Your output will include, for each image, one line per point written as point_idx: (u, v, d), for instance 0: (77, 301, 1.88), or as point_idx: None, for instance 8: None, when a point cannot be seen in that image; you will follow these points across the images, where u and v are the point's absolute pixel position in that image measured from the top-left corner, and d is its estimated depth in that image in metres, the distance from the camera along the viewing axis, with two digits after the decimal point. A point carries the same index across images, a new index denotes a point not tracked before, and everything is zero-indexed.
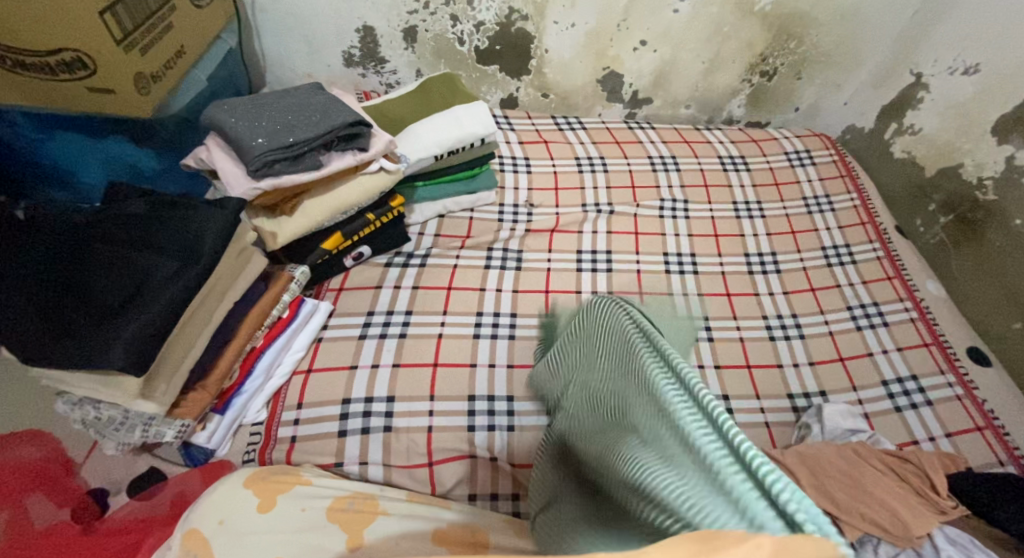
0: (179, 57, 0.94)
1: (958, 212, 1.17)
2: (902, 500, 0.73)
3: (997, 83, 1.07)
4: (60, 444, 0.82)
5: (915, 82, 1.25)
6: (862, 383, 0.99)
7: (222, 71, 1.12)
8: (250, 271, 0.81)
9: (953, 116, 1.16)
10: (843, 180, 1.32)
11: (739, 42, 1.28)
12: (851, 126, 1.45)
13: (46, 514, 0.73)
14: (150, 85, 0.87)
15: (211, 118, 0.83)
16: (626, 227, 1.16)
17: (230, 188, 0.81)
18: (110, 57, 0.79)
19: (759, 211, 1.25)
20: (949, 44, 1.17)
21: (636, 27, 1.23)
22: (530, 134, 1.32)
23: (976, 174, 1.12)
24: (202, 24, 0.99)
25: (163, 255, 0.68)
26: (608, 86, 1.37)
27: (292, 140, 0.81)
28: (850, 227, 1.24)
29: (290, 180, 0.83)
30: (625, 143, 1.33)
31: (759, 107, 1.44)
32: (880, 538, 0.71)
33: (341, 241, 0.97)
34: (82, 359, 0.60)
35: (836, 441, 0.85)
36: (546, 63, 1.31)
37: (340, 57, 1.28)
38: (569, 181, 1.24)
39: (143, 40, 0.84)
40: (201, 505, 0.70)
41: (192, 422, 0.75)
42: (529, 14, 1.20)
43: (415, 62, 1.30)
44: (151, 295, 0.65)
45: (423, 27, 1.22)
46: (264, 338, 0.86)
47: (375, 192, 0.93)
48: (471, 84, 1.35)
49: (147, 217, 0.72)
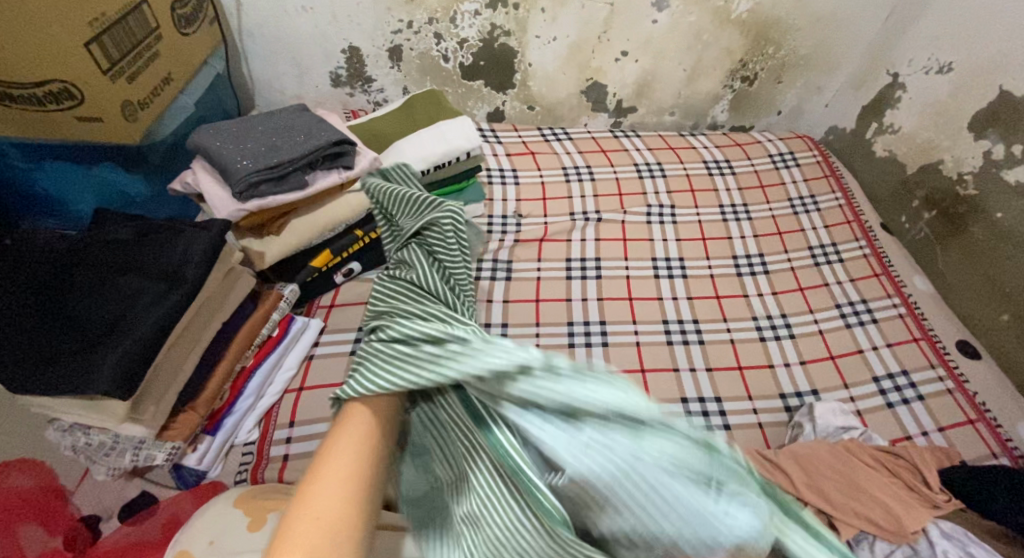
0: (166, 84, 0.96)
1: (941, 207, 1.18)
2: (889, 493, 0.80)
3: (971, 80, 1.10)
4: (52, 472, 0.82)
5: (893, 83, 1.28)
6: (854, 381, 1.01)
7: (210, 96, 1.14)
8: (239, 291, 0.82)
9: (932, 114, 1.18)
10: (827, 180, 1.34)
11: (718, 50, 1.30)
12: (833, 127, 1.47)
13: (39, 542, 0.72)
14: (137, 112, 0.89)
15: (196, 143, 0.84)
16: (614, 234, 1.18)
17: (217, 211, 0.82)
18: (97, 87, 0.80)
19: (745, 213, 1.27)
20: (923, 45, 1.19)
21: (617, 38, 1.25)
22: (516, 146, 1.34)
23: (955, 170, 1.14)
24: (189, 51, 1.01)
25: (150, 279, 0.69)
26: (592, 97, 1.39)
27: (277, 161, 0.83)
28: (835, 226, 1.25)
29: (276, 201, 0.84)
30: (611, 152, 1.35)
31: (742, 112, 1.46)
32: (875, 535, 0.78)
33: (331, 257, 0.98)
34: (71, 385, 0.60)
35: (829, 439, 0.89)
36: (530, 77, 1.32)
37: (328, 77, 1.30)
38: (557, 191, 1.25)
39: (130, 69, 0.86)
40: (191, 527, 0.69)
41: (182, 445, 0.75)
42: (511, 30, 1.22)
43: (402, 80, 1.32)
44: (137, 317, 0.65)
45: (408, 46, 1.24)
46: (254, 358, 0.87)
47: (361, 209, 0.94)
48: (457, 99, 1.37)
49: (134, 242, 0.73)
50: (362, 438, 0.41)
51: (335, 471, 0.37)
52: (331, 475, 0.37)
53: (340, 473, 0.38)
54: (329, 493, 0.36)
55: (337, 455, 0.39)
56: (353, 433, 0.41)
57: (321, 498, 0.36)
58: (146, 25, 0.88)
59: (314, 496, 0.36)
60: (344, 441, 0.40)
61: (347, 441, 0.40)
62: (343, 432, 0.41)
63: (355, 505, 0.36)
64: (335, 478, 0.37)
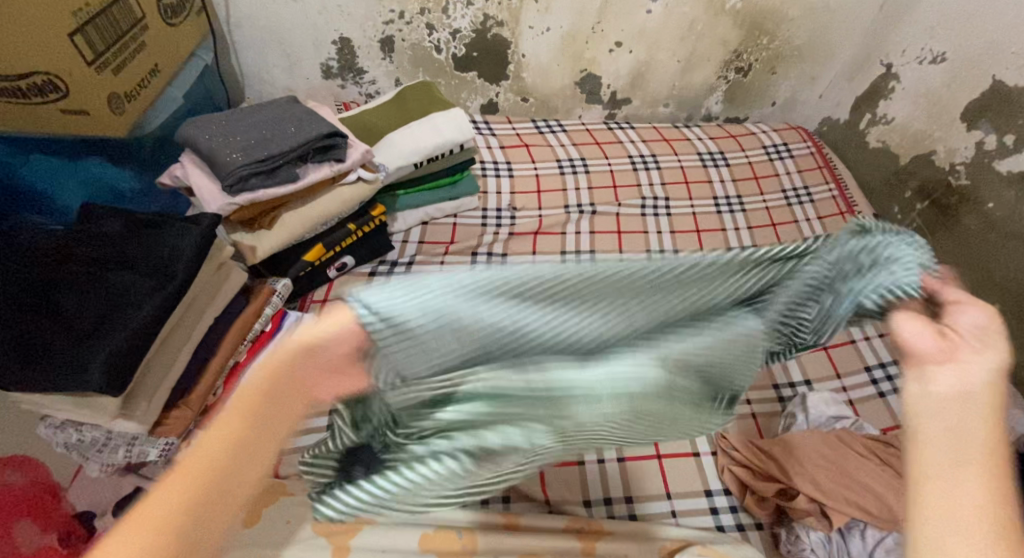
0: (153, 76, 0.94)
1: (932, 198, 1.19)
2: (882, 481, 0.81)
3: (964, 69, 1.10)
4: (46, 469, 0.82)
5: (886, 73, 1.27)
6: (846, 371, 1.02)
7: (199, 88, 1.12)
8: (232, 285, 0.82)
9: (925, 104, 1.19)
10: (821, 171, 1.34)
11: (713, 40, 1.30)
12: (827, 118, 1.47)
13: (32, 540, 0.72)
14: (124, 104, 0.88)
15: (186, 136, 0.83)
16: (609, 227, 1.18)
17: (207, 205, 0.81)
18: (81, 78, 0.79)
19: (739, 205, 1.27)
20: (916, 35, 1.19)
21: (611, 28, 1.25)
22: (510, 138, 1.33)
23: (948, 161, 1.15)
24: (176, 41, 1.00)
25: (139, 273, 0.69)
26: (587, 89, 1.38)
27: (267, 154, 0.82)
28: (828, 216, 1.25)
29: (267, 194, 0.83)
30: (605, 144, 1.34)
31: (736, 103, 1.46)
32: (867, 522, 0.79)
33: (323, 251, 0.98)
34: (61, 382, 0.60)
35: (821, 428, 0.90)
36: (523, 68, 1.31)
37: (319, 69, 1.29)
38: (551, 183, 1.25)
39: (116, 59, 0.84)
40: None
41: (176, 440, 0.76)
42: (504, 20, 1.21)
43: (394, 71, 1.31)
44: (127, 312, 0.65)
45: (399, 37, 1.23)
46: (247, 353, 0.86)
47: (353, 202, 0.94)
48: (450, 91, 1.36)
49: (122, 235, 0.72)
50: (248, 417, 0.38)
51: (189, 464, 0.36)
52: (188, 459, 0.36)
53: (198, 467, 0.36)
54: (172, 490, 0.36)
55: (214, 433, 0.37)
56: (241, 410, 0.38)
57: (166, 491, 0.36)
58: (131, 16, 0.87)
59: (165, 487, 0.36)
60: (221, 422, 0.37)
61: (234, 421, 0.38)
62: (238, 399, 0.38)
63: (192, 508, 0.36)
64: (190, 469, 0.36)
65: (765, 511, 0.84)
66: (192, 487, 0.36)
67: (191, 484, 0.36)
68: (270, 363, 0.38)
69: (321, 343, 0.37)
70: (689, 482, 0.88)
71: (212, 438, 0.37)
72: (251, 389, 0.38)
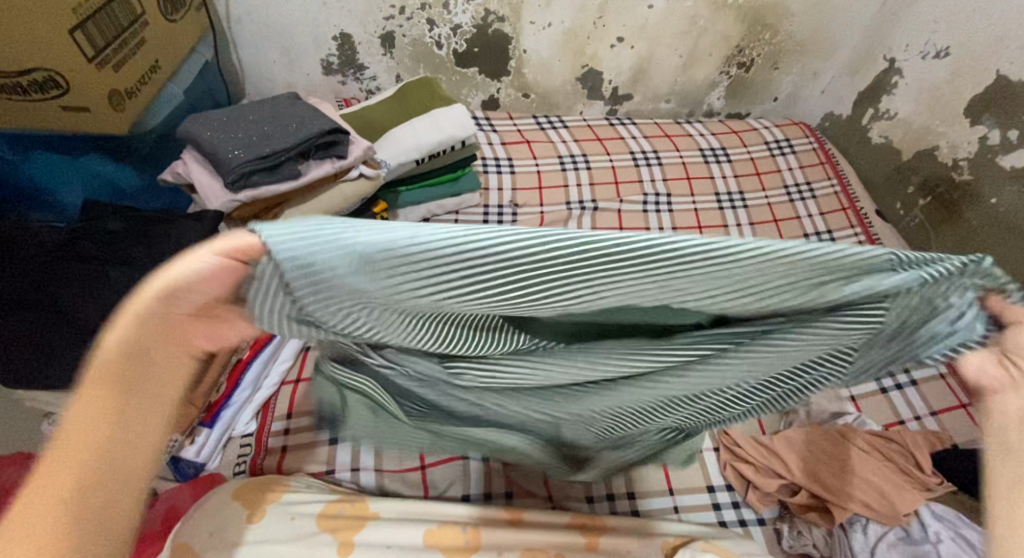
0: (152, 72, 0.94)
1: (935, 193, 1.19)
2: (884, 477, 0.81)
3: (967, 64, 1.09)
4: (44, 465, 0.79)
5: (889, 68, 1.27)
6: None
7: (199, 85, 1.12)
8: None
9: (928, 99, 1.18)
10: (823, 166, 1.34)
11: (714, 35, 1.29)
12: (830, 113, 1.47)
13: None
14: (124, 101, 0.87)
15: (187, 133, 0.83)
16: (610, 224, 1.18)
17: (209, 203, 0.82)
18: (82, 75, 0.78)
19: (741, 201, 1.26)
20: (919, 30, 1.18)
21: (613, 24, 1.24)
22: (511, 134, 1.33)
23: (951, 156, 1.14)
24: (176, 38, 0.99)
25: (140, 270, 0.68)
26: (588, 84, 1.37)
27: (268, 151, 0.81)
28: (830, 212, 1.25)
29: (268, 191, 0.83)
30: (607, 140, 1.34)
31: (738, 99, 1.45)
32: (869, 517, 0.79)
33: None
34: (64, 378, 0.61)
35: (823, 425, 0.90)
36: (525, 63, 1.31)
37: (319, 65, 1.28)
38: (552, 179, 1.24)
39: (116, 56, 0.83)
40: (189, 520, 0.68)
41: (179, 437, 0.78)
42: (504, 16, 1.20)
43: (394, 67, 1.30)
44: None
45: (400, 32, 1.23)
46: (250, 350, 0.86)
47: (355, 199, 0.93)
48: (451, 87, 1.35)
49: (124, 233, 0.72)
50: (124, 389, 0.31)
51: (62, 456, 0.30)
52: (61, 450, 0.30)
53: (77, 456, 0.30)
54: (52, 487, 0.29)
55: (85, 417, 0.30)
56: (106, 383, 0.30)
57: (44, 489, 0.29)
58: (131, 12, 0.86)
59: (40, 488, 0.29)
60: (85, 404, 0.30)
61: (104, 396, 0.30)
62: (95, 371, 0.30)
63: (81, 500, 0.30)
64: (65, 461, 0.30)
65: (767, 506, 0.85)
66: (79, 479, 0.30)
67: (74, 477, 0.30)
68: (125, 323, 0.30)
69: (185, 284, 0.30)
70: (691, 478, 0.88)
71: (84, 422, 0.30)
72: (109, 357, 0.30)
